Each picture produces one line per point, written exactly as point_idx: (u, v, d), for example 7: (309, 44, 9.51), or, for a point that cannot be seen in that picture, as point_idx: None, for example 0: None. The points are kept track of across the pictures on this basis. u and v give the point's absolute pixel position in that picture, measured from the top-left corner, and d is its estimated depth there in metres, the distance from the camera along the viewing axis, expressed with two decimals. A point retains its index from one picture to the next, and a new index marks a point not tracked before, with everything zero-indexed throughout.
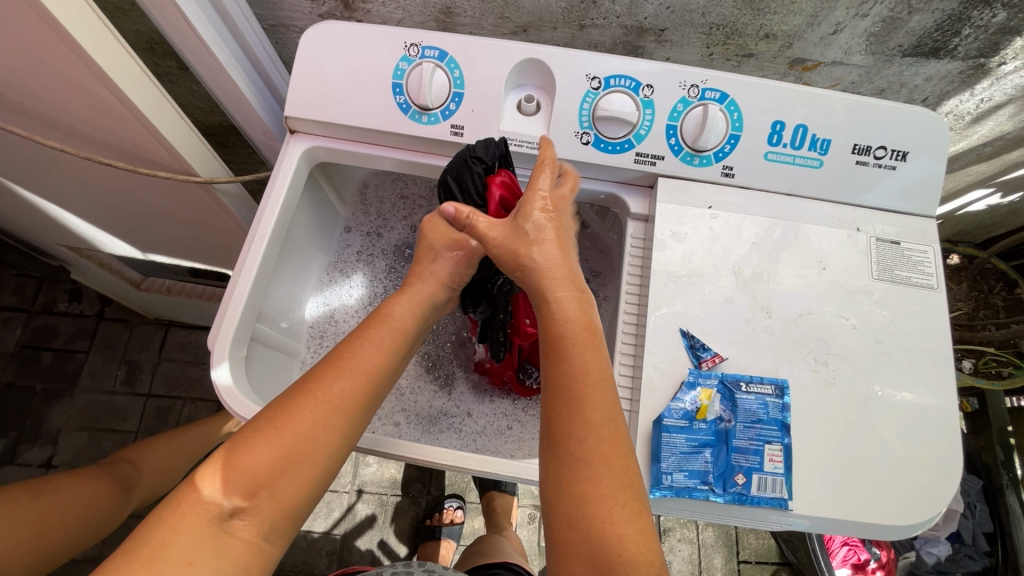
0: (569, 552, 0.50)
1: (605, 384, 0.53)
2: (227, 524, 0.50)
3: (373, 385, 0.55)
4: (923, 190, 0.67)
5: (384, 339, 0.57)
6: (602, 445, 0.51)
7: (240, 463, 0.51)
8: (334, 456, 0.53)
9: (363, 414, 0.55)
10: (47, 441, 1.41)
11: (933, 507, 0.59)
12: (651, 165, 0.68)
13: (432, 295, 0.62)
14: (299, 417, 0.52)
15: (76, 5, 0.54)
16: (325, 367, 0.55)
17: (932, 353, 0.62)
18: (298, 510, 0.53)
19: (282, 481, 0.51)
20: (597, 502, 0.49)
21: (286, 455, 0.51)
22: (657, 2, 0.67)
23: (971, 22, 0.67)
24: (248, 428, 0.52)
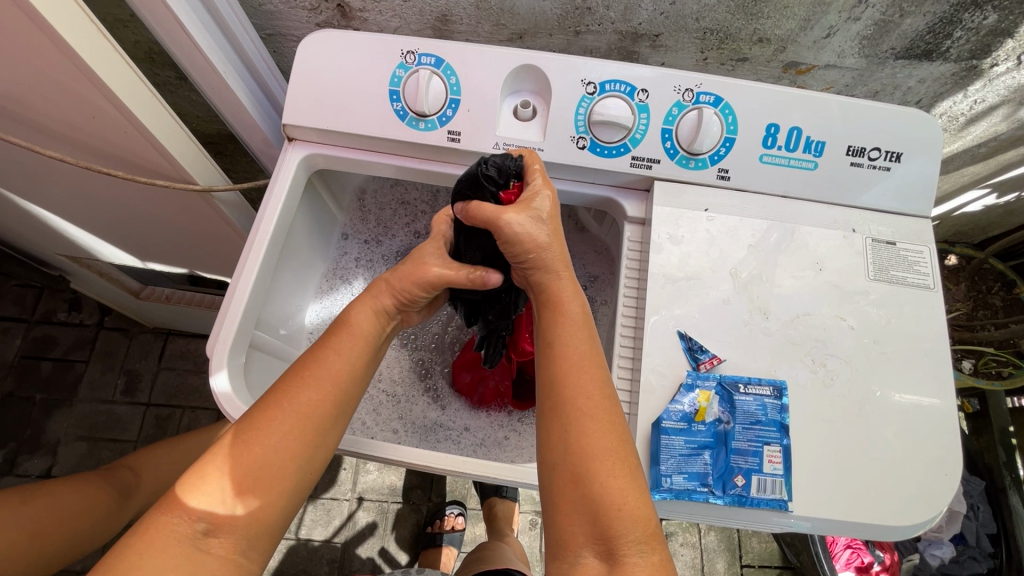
0: (568, 517, 0.50)
1: (595, 350, 0.56)
2: (204, 540, 0.50)
3: (341, 390, 0.56)
4: (918, 191, 0.68)
5: (349, 346, 0.58)
6: (595, 404, 0.53)
7: (213, 481, 0.52)
8: (308, 465, 0.54)
9: (334, 422, 0.56)
10: (47, 451, 1.40)
11: (934, 508, 0.58)
12: (647, 168, 0.68)
13: (388, 303, 0.62)
14: (268, 431, 0.53)
15: (75, 17, 0.55)
16: (290, 378, 0.55)
17: (930, 353, 0.62)
18: (277, 521, 0.54)
19: (258, 495, 0.52)
20: (593, 458, 0.50)
21: (258, 469, 0.52)
22: (652, 7, 0.68)
23: (962, 25, 0.68)
24: (220, 446, 0.53)
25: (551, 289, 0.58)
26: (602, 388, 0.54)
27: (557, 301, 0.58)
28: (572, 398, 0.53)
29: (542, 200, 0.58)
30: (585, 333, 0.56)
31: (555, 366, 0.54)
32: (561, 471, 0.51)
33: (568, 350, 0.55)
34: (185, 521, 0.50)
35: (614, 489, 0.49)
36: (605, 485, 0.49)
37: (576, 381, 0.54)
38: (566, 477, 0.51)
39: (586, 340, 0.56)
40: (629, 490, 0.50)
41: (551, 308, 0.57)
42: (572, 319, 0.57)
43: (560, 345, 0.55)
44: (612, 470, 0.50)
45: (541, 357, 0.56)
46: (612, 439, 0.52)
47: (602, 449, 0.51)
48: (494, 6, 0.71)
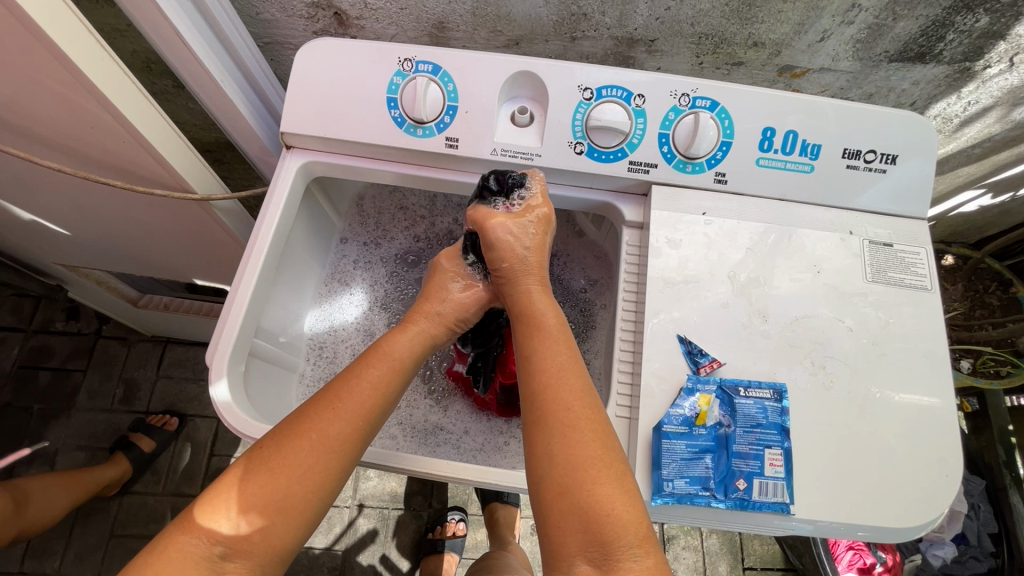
0: (559, 526, 0.49)
1: (574, 360, 0.57)
2: (217, 565, 0.49)
3: (370, 419, 0.56)
4: (915, 193, 0.68)
5: (382, 376, 0.58)
6: (578, 411, 0.53)
7: (231, 507, 0.50)
8: (327, 496, 0.53)
9: (356, 452, 0.55)
10: (44, 462, 1.39)
11: (935, 510, 0.58)
12: (644, 173, 0.68)
13: (428, 333, 0.65)
14: (294, 459, 0.52)
15: (72, 29, 0.55)
16: (321, 407, 0.55)
17: (929, 354, 0.62)
18: (289, 552, 0.52)
19: (275, 525, 0.51)
20: (579, 463, 0.50)
21: (280, 499, 0.51)
22: (647, 12, 0.69)
23: (954, 27, 0.68)
24: (242, 470, 0.52)
25: (528, 300, 0.62)
26: (583, 395, 0.55)
27: (532, 311, 0.61)
28: (555, 406, 0.53)
29: (536, 212, 0.65)
30: (562, 343, 0.58)
31: (539, 376, 0.56)
32: (548, 479, 0.51)
33: (550, 362, 0.56)
34: (202, 543, 0.50)
35: (600, 492, 0.49)
36: (591, 488, 0.49)
37: (559, 387, 0.55)
38: (552, 485, 0.50)
39: (566, 351, 0.58)
40: (616, 493, 0.49)
41: (529, 319, 0.61)
42: (548, 331, 0.59)
43: (543, 358, 0.57)
44: (598, 473, 0.50)
45: (524, 371, 0.57)
46: (596, 445, 0.52)
47: (586, 453, 0.51)
48: (490, 13, 0.72)
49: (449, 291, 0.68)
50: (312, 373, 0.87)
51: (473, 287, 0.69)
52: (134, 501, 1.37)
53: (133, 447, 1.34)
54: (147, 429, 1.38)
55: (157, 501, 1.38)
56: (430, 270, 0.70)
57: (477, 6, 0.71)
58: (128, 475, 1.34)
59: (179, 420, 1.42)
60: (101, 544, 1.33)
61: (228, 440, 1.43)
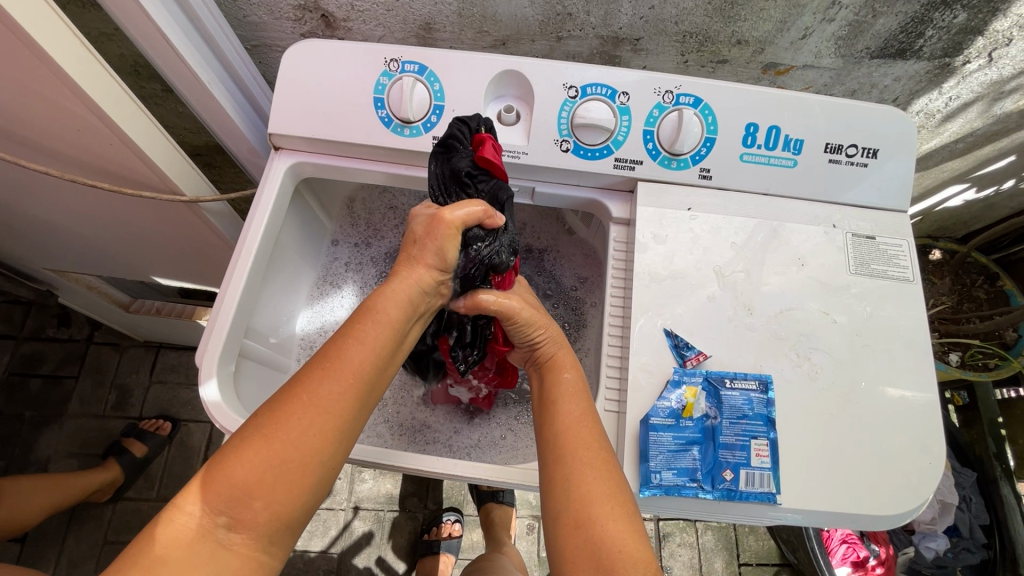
0: (572, 559, 0.50)
1: (590, 408, 0.58)
2: (222, 537, 0.48)
3: (364, 381, 0.53)
4: (896, 187, 0.69)
5: (374, 336, 0.54)
6: (593, 452, 0.54)
7: (229, 477, 0.48)
8: (329, 460, 0.51)
9: (356, 415, 0.53)
10: (36, 469, 1.38)
11: (920, 497, 0.59)
12: (630, 169, 0.69)
13: (417, 282, 0.57)
14: (288, 424, 0.49)
15: (58, 32, 0.55)
16: (311, 369, 0.52)
17: (913, 343, 0.63)
18: (296, 517, 0.51)
19: (278, 491, 0.49)
20: (594, 500, 0.51)
21: (280, 464, 0.49)
22: (631, 12, 0.69)
23: (933, 24, 0.69)
24: (236, 439, 0.50)
25: (554, 356, 0.64)
26: (598, 437, 0.55)
27: (558, 366, 0.63)
28: (574, 443, 0.54)
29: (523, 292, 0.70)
30: (575, 394, 0.59)
31: (562, 416, 0.56)
32: (564, 515, 0.52)
33: (570, 408, 0.57)
34: (205, 517, 0.48)
35: (614, 529, 0.50)
36: (604, 526, 0.50)
37: (580, 429, 0.55)
38: (568, 521, 0.51)
39: (583, 400, 0.59)
40: (629, 532, 0.50)
41: (550, 371, 0.63)
42: (569, 381, 0.60)
43: (563, 400, 0.58)
44: (611, 511, 0.51)
45: (544, 414, 0.59)
46: (610, 484, 0.52)
47: (602, 492, 0.52)
48: (476, 14, 0.72)
49: (416, 229, 0.59)
50: None
51: (441, 217, 0.57)
52: (128, 507, 1.36)
53: (125, 452, 1.34)
54: (139, 435, 1.37)
55: (151, 507, 1.37)
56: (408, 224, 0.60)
57: (464, 7, 0.71)
58: (120, 480, 1.33)
59: (172, 425, 1.42)
60: (95, 551, 1.32)
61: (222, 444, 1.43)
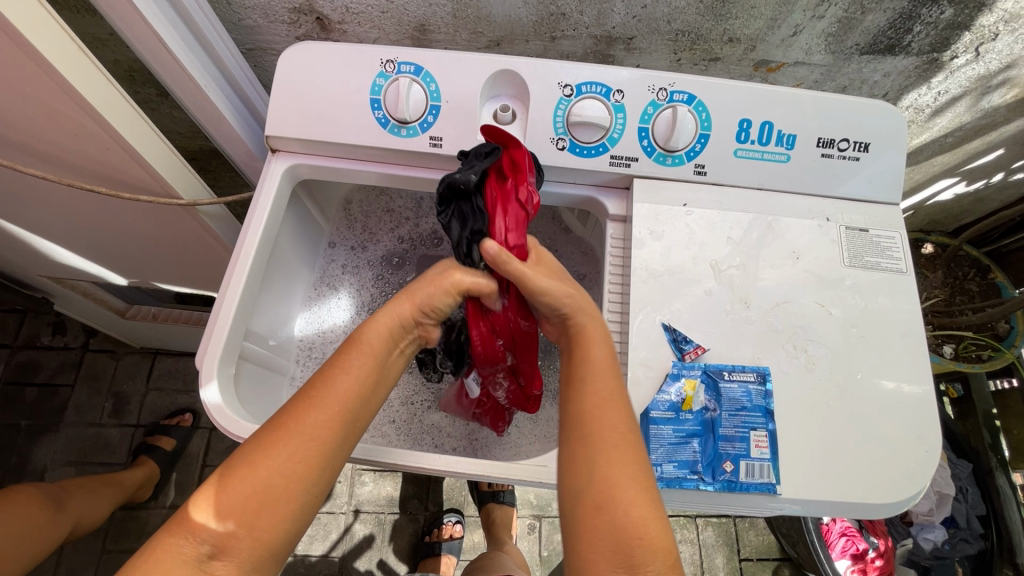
0: (590, 543, 0.50)
1: (621, 389, 0.57)
2: (206, 563, 0.49)
3: (348, 413, 0.55)
4: (887, 180, 0.70)
5: (357, 368, 0.56)
6: (620, 434, 0.54)
7: (215, 504, 0.50)
8: (312, 488, 0.52)
9: (340, 445, 0.54)
10: (33, 478, 1.37)
11: (917, 484, 0.60)
12: (626, 167, 0.70)
13: (401, 318, 0.60)
14: (273, 454, 0.51)
15: (55, 37, 0.55)
16: (298, 401, 0.54)
17: (908, 334, 0.64)
18: (280, 546, 0.51)
19: (259, 518, 0.50)
20: (619, 484, 0.51)
21: (263, 491, 0.50)
22: (624, 11, 0.70)
23: (921, 20, 0.70)
24: (224, 466, 0.52)
25: (585, 328, 0.60)
26: (627, 418, 0.55)
27: (587, 339, 0.60)
28: (603, 423, 0.54)
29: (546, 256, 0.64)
30: (607, 371, 0.58)
31: (588, 397, 0.56)
32: (586, 495, 0.52)
33: (601, 388, 0.56)
34: (191, 542, 0.49)
35: (636, 513, 0.50)
36: (628, 508, 0.50)
37: (607, 409, 0.55)
38: (590, 503, 0.51)
39: (614, 378, 0.57)
40: (652, 518, 0.51)
41: (577, 347, 0.60)
42: (600, 355, 0.58)
43: (592, 378, 0.57)
44: (635, 495, 0.51)
45: (570, 391, 0.58)
46: (635, 468, 0.53)
47: (627, 475, 0.52)
48: (470, 15, 0.73)
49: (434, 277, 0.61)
50: (303, 376, 0.88)
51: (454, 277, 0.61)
52: (127, 515, 1.35)
53: (155, 449, 1.35)
54: (165, 429, 1.38)
55: (149, 514, 1.36)
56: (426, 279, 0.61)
57: (458, 8, 0.72)
58: (156, 475, 1.33)
59: (194, 417, 1.43)
60: (94, 559, 1.32)
61: (221, 450, 1.43)
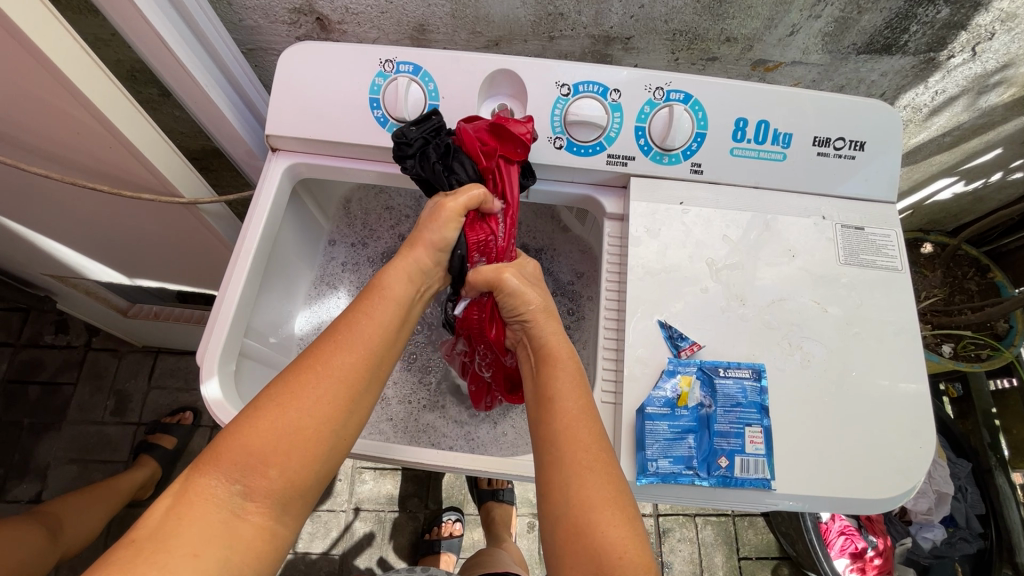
0: (572, 563, 0.51)
1: (590, 406, 0.58)
2: (237, 506, 0.47)
3: (375, 353, 0.54)
4: (884, 179, 0.70)
5: (380, 311, 0.56)
6: (592, 455, 0.54)
7: (245, 443, 0.48)
8: (341, 429, 0.51)
9: (369, 386, 0.53)
10: (36, 476, 1.39)
11: (911, 479, 0.60)
12: (623, 165, 0.70)
13: (418, 261, 0.61)
14: (305, 391, 0.50)
15: (60, 37, 0.56)
16: (324, 343, 0.53)
17: (902, 331, 0.64)
18: (308, 489, 0.50)
19: (292, 458, 0.48)
20: (594, 507, 0.52)
21: (296, 428, 0.49)
22: (622, 11, 0.71)
23: (917, 19, 0.71)
24: (251, 407, 0.50)
25: (550, 345, 0.62)
26: (597, 439, 0.55)
27: (554, 359, 0.61)
28: (574, 446, 0.54)
29: (529, 265, 0.69)
30: (573, 390, 0.58)
31: (559, 419, 0.56)
32: (564, 519, 0.52)
33: (569, 410, 0.56)
34: (221, 483, 0.47)
35: (615, 536, 0.51)
36: (606, 531, 0.51)
37: (577, 430, 0.55)
38: (568, 527, 0.52)
39: (581, 398, 0.58)
40: (630, 538, 0.51)
41: (545, 365, 0.61)
42: (566, 375, 0.59)
43: (562, 399, 0.57)
44: (610, 518, 0.51)
45: (541, 412, 0.58)
46: (610, 488, 0.53)
47: (601, 497, 0.52)
48: (469, 15, 0.73)
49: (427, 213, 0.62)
50: None
51: (444, 204, 0.61)
52: (128, 512, 1.36)
53: (155, 447, 1.36)
54: (165, 428, 1.39)
55: None
56: (429, 213, 0.62)
57: (457, 8, 0.72)
58: (158, 474, 1.34)
59: (193, 416, 1.44)
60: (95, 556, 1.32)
61: None
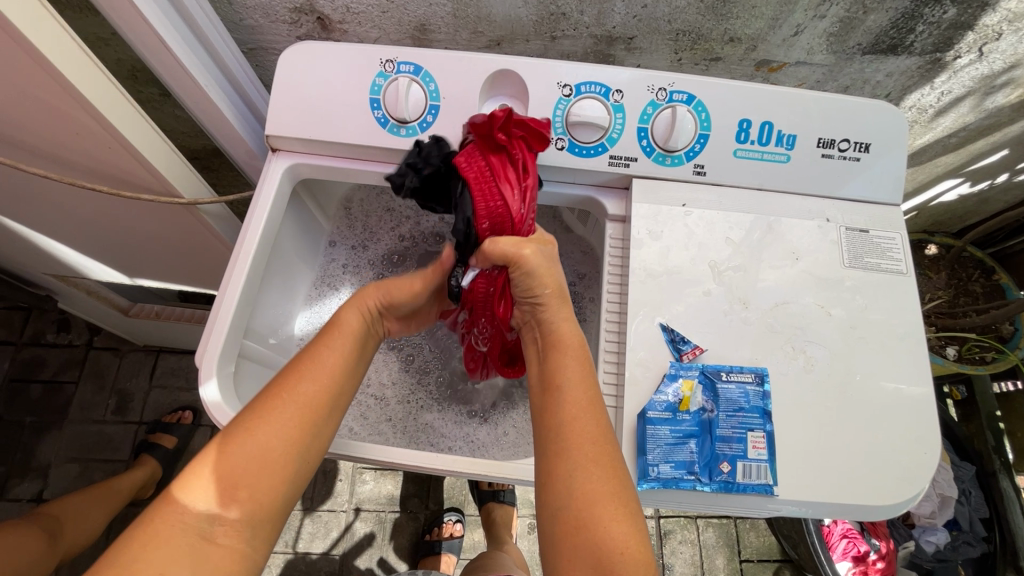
0: (571, 557, 0.51)
1: (597, 399, 0.57)
2: (207, 530, 0.49)
3: (338, 381, 0.59)
4: (889, 181, 0.70)
5: (341, 343, 0.61)
6: (597, 449, 0.54)
7: (214, 469, 0.51)
8: (307, 453, 0.55)
9: (333, 413, 0.57)
10: (38, 475, 1.39)
11: (915, 485, 0.60)
12: (625, 167, 0.70)
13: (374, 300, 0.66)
14: (272, 417, 0.53)
15: (58, 38, 0.56)
16: (290, 373, 0.57)
17: (907, 335, 0.64)
18: (276, 511, 0.52)
19: (261, 481, 0.51)
20: (598, 500, 0.51)
21: (264, 453, 0.52)
22: (624, 10, 0.70)
23: (924, 19, 0.70)
24: (220, 435, 0.53)
25: (559, 332, 0.60)
26: (603, 432, 0.55)
27: (562, 348, 0.59)
28: (579, 438, 0.54)
29: (546, 243, 0.64)
30: (581, 381, 0.57)
31: (566, 411, 0.55)
32: (566, 512, 0.52)
33: (576, 402, 0.56)
34: (190, 509, 0.49)
35: (617, 530, 0.51)
36: (608, 527, 0.51)
37: (583, 423, 0.55)
38: (570, 520, 0.52)
39: (588, 390, 0.57)
40: (631, 533, 0.51)
41: (554, 353, 0.59)
42: (574, 366, 0.58)
43: (570, 390, 0.56)
44: (613, 512, 0.51)
45: (546, 402, 0.57)
46: (613, 482, 0.53)
47: (605, 491, 0.52)
48: (471, 14, 0.73)
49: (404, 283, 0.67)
50: None
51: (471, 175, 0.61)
52: (129, 511, 1.36)
53: (156, 447, 1.35)
54: (166, 427, 1.39)
55: None
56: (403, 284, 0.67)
57: (458, 8, 0.72)
58: (159, 474, 1.34)
59: (194, 415, 1.44)
60: (96, 555, 1.32)
61: None
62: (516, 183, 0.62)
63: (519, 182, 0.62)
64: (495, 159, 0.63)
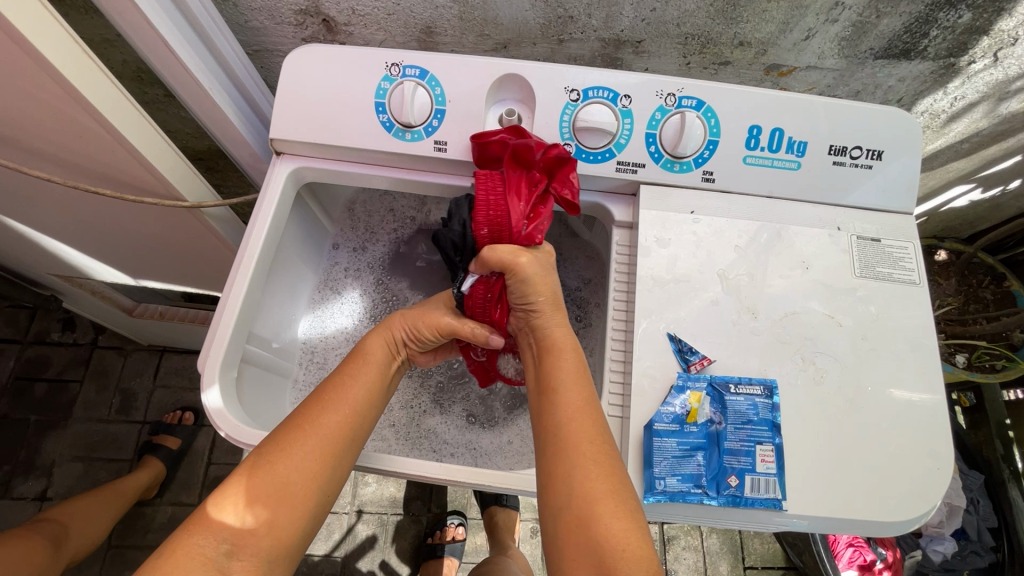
0: (573, 556, 0.50)
1: (592, 400, 0.57)
2: (224, 563, 0.52)
3: (358, 413, 0.62)
4: (901, 188, 0.69)
5: (362, 375, 0.64)
6: (596, 448, 0.54)
7: (236, 502, 0.54)
8: (325, 486, 0.58)
9: (351, 446, 0.60)
10: (42, 473, 1.39)
11: (927, 501, 0.59)
12: (632, 173, 0.69)
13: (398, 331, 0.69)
14: (293, 451, 0.57)
15: (60, 40, 0.55)
16: (312, 405, 0.60)
17: (919, 347, 0.63)
18: (293, 544, 0.56)
19: (280, 514, 0.55)
20: (598, 498, 0.51)
21: (284, 485, 0.55)
22: (633, 14, 0.69)
23: (938, 24, 0.69)
24: (245, 466, 0.56)
25: (552, 337, 0.62)
26: (601, 430, 0.55)
27: (557, 350, 0.61)
28: (578, 436, 0.54)
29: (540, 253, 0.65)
30: (576, 383, 0.58)
31: (562, 410, 0.56)
32: (567, 512, 0.52)
33: (571, 403, 0.56)
34: (210, 542, 0.53)
35: (618, 528, 0.50)
36: (607, 524, 0.50)
37: (581, 423, 0.55)
38: (571, 519, 0.51)
39: (584, 389, 0.58)
40: (633, 532, 0.50)
41: (548, 357, 0.61)
42: (568, 368, 0.59)
43: (565, 390, 0.57)
44: (613, 509, 0.51)
45: (545, 403, 0.58)
46: (612, 480, 0.52)
47: (605, 489, 0.52)
48: (477, 17, 0.72)
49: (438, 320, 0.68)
50: (305, 378, 0.88)
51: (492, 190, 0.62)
52: (132, 511, 1.37)
53: (159, 447, 1.35)
54: (169, 429, 1.39)
55: (155, 510, 1.37)
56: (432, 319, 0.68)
57: (465, 11, 0.71)
58: (162, 474, 1.34)
59: (195, 416, 1.43)
60: (99, 554, 1.32)
61: (226, 448, 1.43)
62: (524, 201, 0.62)
63: (528, 200, 0.63)
64: (513, 172, 0.63)
